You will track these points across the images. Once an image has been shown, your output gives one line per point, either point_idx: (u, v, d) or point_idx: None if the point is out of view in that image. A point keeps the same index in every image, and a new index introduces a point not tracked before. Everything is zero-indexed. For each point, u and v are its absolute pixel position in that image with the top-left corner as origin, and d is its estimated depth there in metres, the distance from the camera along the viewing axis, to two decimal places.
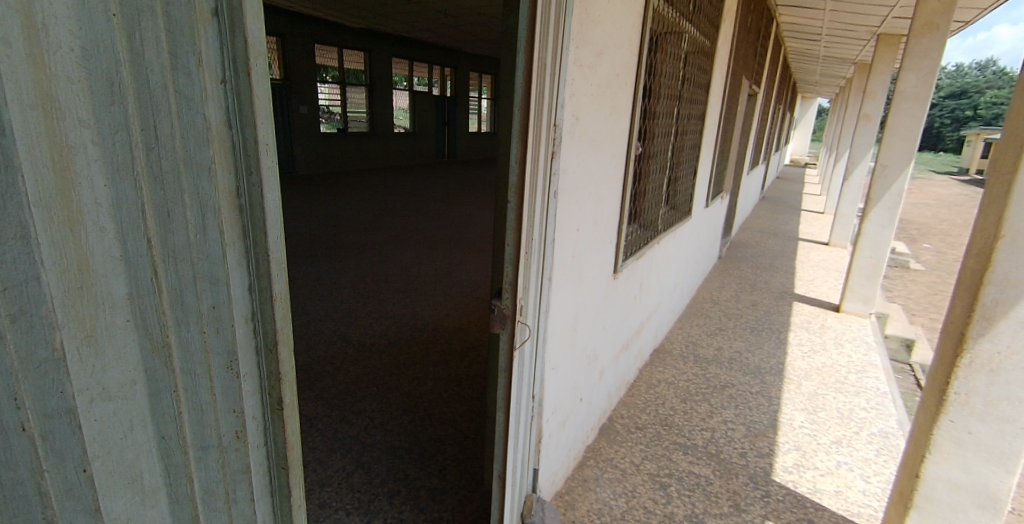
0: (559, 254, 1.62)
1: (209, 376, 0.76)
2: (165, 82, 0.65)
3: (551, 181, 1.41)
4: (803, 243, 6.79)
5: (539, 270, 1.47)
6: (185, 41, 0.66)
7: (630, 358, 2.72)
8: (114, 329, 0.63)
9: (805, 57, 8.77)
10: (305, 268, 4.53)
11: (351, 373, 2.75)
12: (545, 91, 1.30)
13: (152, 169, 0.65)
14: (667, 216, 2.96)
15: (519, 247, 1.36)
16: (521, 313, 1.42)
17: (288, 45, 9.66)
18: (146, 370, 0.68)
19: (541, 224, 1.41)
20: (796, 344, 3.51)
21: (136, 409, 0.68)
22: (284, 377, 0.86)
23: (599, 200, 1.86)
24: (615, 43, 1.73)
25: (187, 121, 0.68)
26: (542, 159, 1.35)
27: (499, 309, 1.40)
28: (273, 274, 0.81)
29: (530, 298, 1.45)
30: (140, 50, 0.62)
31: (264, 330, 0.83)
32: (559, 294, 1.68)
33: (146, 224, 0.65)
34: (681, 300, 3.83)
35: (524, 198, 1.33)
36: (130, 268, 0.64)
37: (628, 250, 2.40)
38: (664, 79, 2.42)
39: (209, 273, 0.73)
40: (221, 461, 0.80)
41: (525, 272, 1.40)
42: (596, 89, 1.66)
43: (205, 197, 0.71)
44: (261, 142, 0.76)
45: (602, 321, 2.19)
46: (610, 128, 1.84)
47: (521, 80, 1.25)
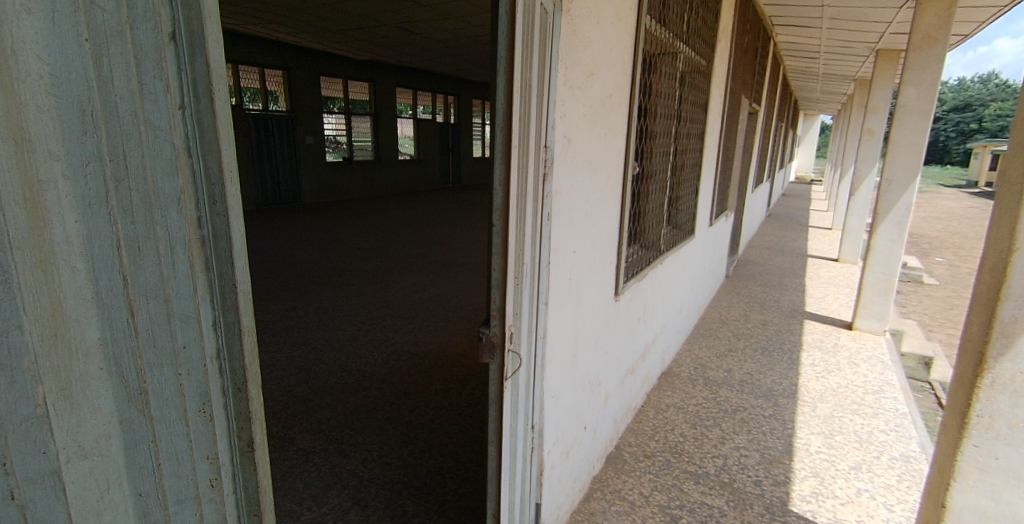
0: (556, 279, 1.58)
1: (185, 421, 0.71)
2: (134, 110, 0.61)
3: (541, 205, 1.38)
4: (811, 259, 6.70)
5: (535, 298, 1.42)
6: (152, 64, 0.63)
7: (636, 383, 2.65)
8: (88, 378, 0.60)
9: (804, 74, 8.82)
10: (308, 296, 4.53)
11: (352, 404, 2.70)
12: (532, 109, 1.27)
13: (124, 202, 0.61)
14: (669, 236, 2.92)
15: (510, 272, 1.31)
16: (511, 341, 1.36)
17: (294, 78, 9.91)
18: (123, 421, 0.64)
19: (534, 249, 1.38)
20: (809, 365, 3.41)
21: (112, 465, 0.64)
22: (254, 417, 0.79)
23: (597, 220, 1.82)
24: (606, 62, 1.71)
25: (155, 150, 0.64)
26: (529, 180, 1.31)
27: (487, 338, 1.34)
28: (241, 307, 0.75)
29: (523, 327, 1.40)
30: (109, 77, 0.59)
31: (232, 369, 0.76)
32: (556, 319, 1.63)
33: (121, 261, 0.62)
34: (688, 320, 3.76)
35: (513, 222, 1.29)
36: (103, 309, 0.61)
37: (630, 273, 2.35)
38: (660, 99, 2.40)
39: (181, 311, 0.69)
40: (199, 513, 0.75)
41: (514, 297, 1.34)
42: (588, 110, 1.63)
43: (173, 230, 0.67)
44: (226, 169, 0.70)
45: (604, 345, 2.13)
46: (604, 149, 1.81)
47: (502, 101, 1.21)
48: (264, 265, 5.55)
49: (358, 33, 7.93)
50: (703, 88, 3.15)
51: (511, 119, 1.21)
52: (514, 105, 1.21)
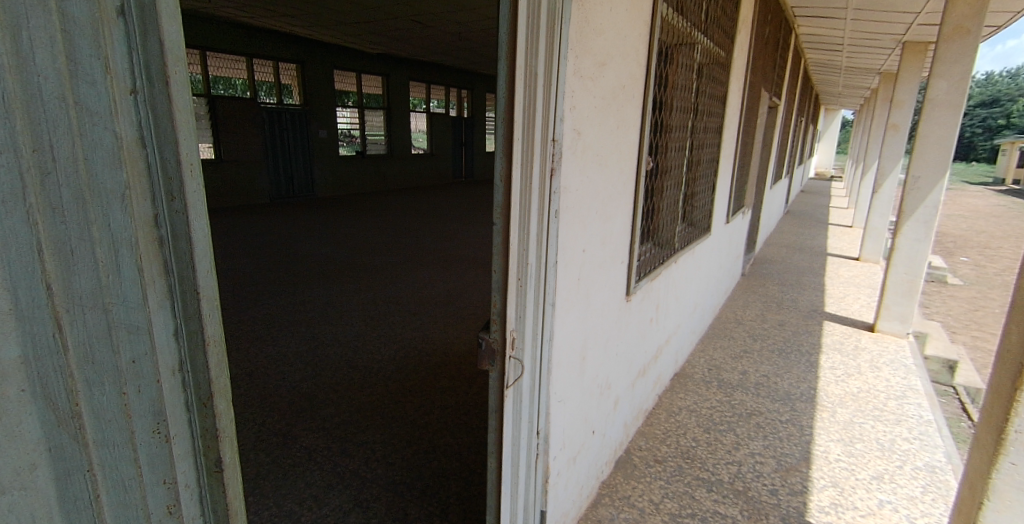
0: (564, 280, 1.51)
1: (132, 444, 0.66)
2: (66, 95, 0.56)
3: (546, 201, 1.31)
4: (831, 258, 6.52)
5: (540, 301, 1.36)
6: (87, 42, 0.57)
7: (648, 385, 2.57)
8: (4, 403, 0.54)
9: (826, 68, 8.58)
10: (317, 290, 4.52)
11: (358, 402, 2.66)
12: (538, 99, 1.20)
13: (51, 201, 0.56)
14: (685, 233, 2.83)
15: (512, 273, 1.25)
16: (513, 347, 1.30)
17: (308, 72, 9.93)
18: (52, 447, 0.59)
19: (539, 249, 1.32)
20: (828, 368, 3.30)
21: (38, 496, 0.59)
22: (221, 434, 0.75)
23: (608, 218, 1.75)
24: (619, 52, 1.63)
25: (94, 142, 0.59)
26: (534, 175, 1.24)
27: (487, 343, 1.30)
28: (203, 315, 0.70)
29: (527, 331, 1.33)
30: (31, 56, 0.54)
31: (196, 382, 0.72)
32: (563, 321, 1.56)
33: (44, 270, 0.56)
34: (703, 320, 3.66)
35: (515, 220, 1.22)
36: (24, 323, 0.55)
37: (643, 272, 2.26)
38: (676, 91, 2.31)
39: (128, 321, 0.63)
40: None
41: (516, 301, 1.28)
42: (599, 102, 1.55)
43: (119, 231, 0.61)
44: (183, 160, 0.66)
45: (615, 347, 2.06)
46: (617, 143, 1.73)
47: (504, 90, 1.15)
48: (276, 259, 5.56)
49: (372, 26, 7.88)
50: (721, 80, 3.03)
51: (513, 109, 1.14)
52: (517, 96, 1.14)
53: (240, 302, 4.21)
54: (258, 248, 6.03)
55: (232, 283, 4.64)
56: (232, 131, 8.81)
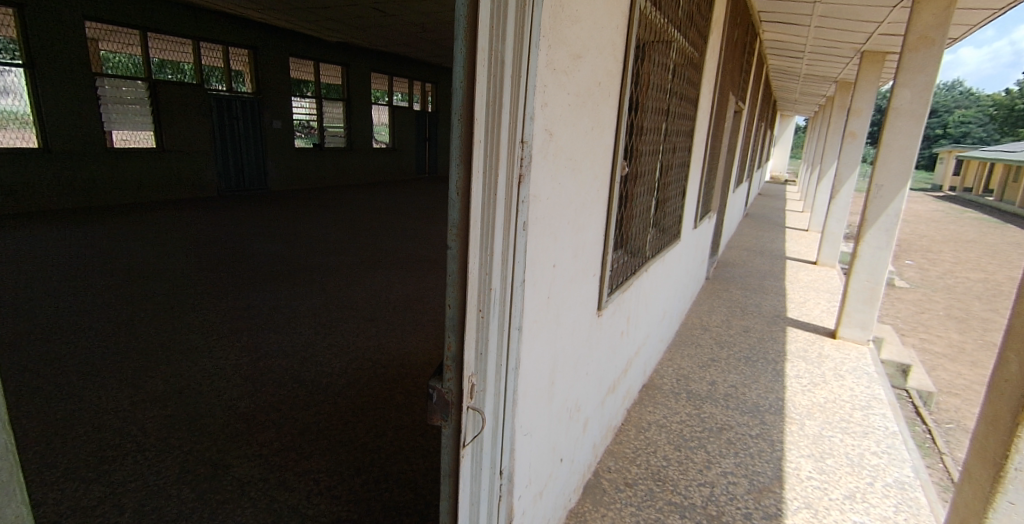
0: (531, 303, 1.33)
1: None
2: None
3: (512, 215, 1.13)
4: (790, 261, 6.61)
5: (504, 332, 1.18)
6: None
7: (617, 400, 2.43)
8: None
9: (786, 74, 8.74)
10: (264, 293, 4.22)
11: (303, 423, 2.43)
12: (503, 94, 1.01)
13: None
14: (655, 240, 2.70)
15: (470, 303, 1.06)
16: (471, 395, 1.12)
17: (260, 58, 9.46)
18: None
19: (503, 271, 1.13)
20: (795, 377, 3.25)
21: None
22: None
23: (580, 229, 1.58)
24: (596, 44, 1.46)
25: None
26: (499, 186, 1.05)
27: (440, 395, 1.11)
28: None
29: (489, 370, 1.15)
30: None
31: None
32: (531, 346, 1.38)
33: None
34: (670, 328, 3.57)
35: (476, 240, 1.03)
36: None
37: (614, 283, 2.11)
38: (652, 90, 2.16)
39: None
40: None
41: (475, 336, 1.09)
42: (573, 98, 1.38)
43: None
44: None
45: (585, 365, 1.90)
46: (591, 145, 1.56)
47: (462, 83, 0.95)
48: (220, 259, 5.19)
49: (329, 13, 7.51)
50: (694, 81, 2.92)
51: (473, 107, 0.95)
52: (479, 91, 0.95)
53: (177, 307, 3.87)
54: (200, 246, 5.64)
55: (169, 286, 4.28)
56: (176, 119, 8.35)
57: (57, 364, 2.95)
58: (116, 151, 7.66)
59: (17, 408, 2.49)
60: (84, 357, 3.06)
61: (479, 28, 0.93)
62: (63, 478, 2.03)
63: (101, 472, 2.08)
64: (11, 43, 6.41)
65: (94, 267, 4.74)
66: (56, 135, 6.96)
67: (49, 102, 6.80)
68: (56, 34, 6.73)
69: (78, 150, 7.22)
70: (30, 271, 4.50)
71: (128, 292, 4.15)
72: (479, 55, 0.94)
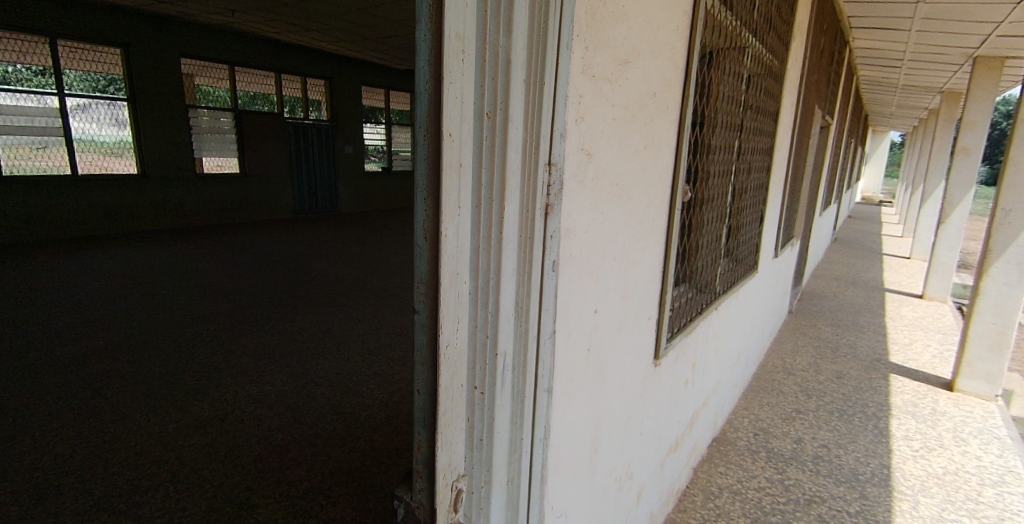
0: (559, 362, 1.07)
1: None
2: None
3: (523, 258, 0.88)
4: (889, 294, 5.85)
5: (510, 410, 0.92)
6: None
7: (680, 460, 2.09)
8: None
9: (881, 86, 7.95)
10: (319, 316, 4.23)
11: (336, 462, 2.28)
12: (504, 103, 0.78)
13: None
14: (727, 274, 2.35)
15: (450, 381, 0.79)
16: (458, 500, 0.85)
17: (335, 88, 9.99)
18: None
19: (509, 332, 0.88)
20: (903, 439, 2.73)
21: None
22: None
23: (629, 266, 1.31)
24: (647, 46, 1.20)
25: None
26: (495, 223, 0.81)
27: (410, 504, 0.84)
28: None
29: (488, 461, 0.89)
30: None
31: None
32: (559, 416, 1.12)
33: None
34: (746, 371, 3.14)
35: (452, 300, 0.77)
36: None
37: (676, 326, 1.80)
38: (723, 102, 1.86)
39: None
40: None
41: (461, 422, 0.83)
42: (617, 110, 1.12)
43: None
44: None
45: (638, 425, 1.59)
46: (642, 167, 1.30)
47: (429, 84, 0.70)
48: (284, 280, 5.34)
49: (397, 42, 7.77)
50: (774, 93, 2.58)
51: (443, 117, 0.70)
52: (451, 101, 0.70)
53: (236, 327, 3.95)
54: (268, 267, 5.86)
55: (232, 308, 4.40)
56: (258, 146, 8.88)
57: (117, 380, 3.05)
58: (204, 177, 8.30)
59: (69, 427, 2.53)
60: (142, 376, 3.12)
61: (450, 7, 0.68)
62: (95, 507, 1.97)
63: (131, 503, 2.00)
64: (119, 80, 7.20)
65: (171, 285, 5.02)
66: (152, 162, 7.61)
67: (149, 132, 7.47)
68: (156, 71, 7.45)
69: (170, 176, 7.88)
70: (115, 289, 4.82)
71: (194, 311, 4.30)
72: (447, 44, 0.69)
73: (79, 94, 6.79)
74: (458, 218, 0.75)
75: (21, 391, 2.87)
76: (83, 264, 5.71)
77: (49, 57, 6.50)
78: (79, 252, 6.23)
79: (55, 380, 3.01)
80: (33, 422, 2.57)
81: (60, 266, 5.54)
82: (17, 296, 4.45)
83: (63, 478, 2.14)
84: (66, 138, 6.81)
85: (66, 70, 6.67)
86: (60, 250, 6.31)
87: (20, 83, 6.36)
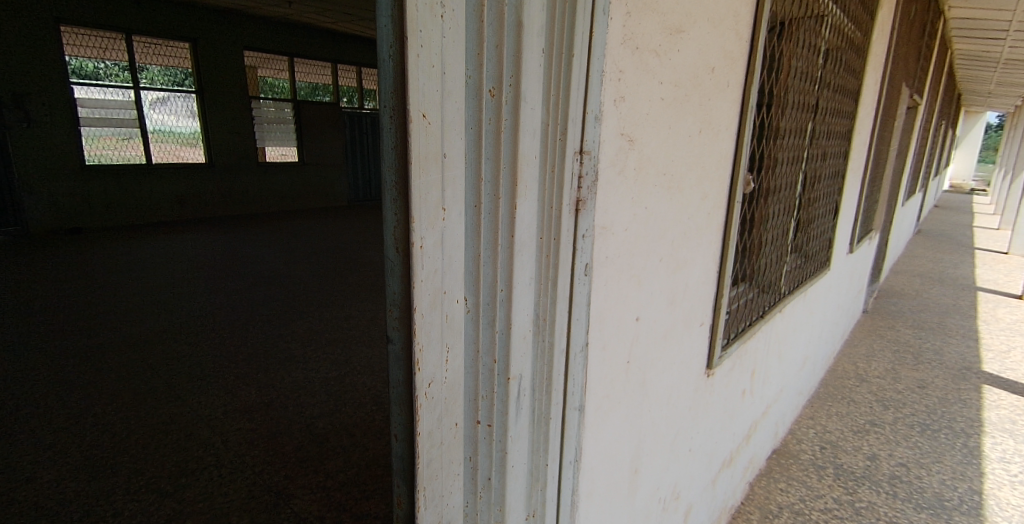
0: (590, 382, 0.93)
1: None
2: None
3: (541, 267, 0.76)
4: (982, 293, 5.27)
5: (525, 441, 0.80)
6: None
7: (733, 476, 1.91)
8: None
9: (977, 62, 7.14)
10: (366, 304, 4.29)
11: (373, 454, 2.25)
12: (513, 82, 0.65)
13: None
14: (794, 271, 2.12)
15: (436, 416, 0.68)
16: None
17: None
18: None
19: (525, 352, 0.76)
20: (998, 462, 2.40)
21: None
22: None
23: (677, 267, 1.16)
24: (705, 11, 1.03)
25: None
26: (503, 228, 0.69)
27: None
28: None
29: (494, 501, 0.78)
30: None
31: None
32: (591, 441, 0.99)
33: None
34: (812, 377, 2.88)
35: (434, 327, 0.65)
36: None
37: (733, 333, 1.62)
38: (796, 77, 1.63)
39: None
40: None
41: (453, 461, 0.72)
42: (664, 87, 0.96)
43: None
44: None
45: (686, 442, 1.44)
46: (696, 154, 1.13)
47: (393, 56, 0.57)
48: (335, 267, 5.47)
49: None
50: (856, 67, 2.30)
51: (411, 97, 0.57)
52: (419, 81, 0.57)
53: (288, 313, 4.07)
54: (321, 253, 6.03)
55: (285, 294, 4.54)
56: (316, 134, 9.30)
57: (175, 362, 3.19)
58: (266, 166, 8.71)
59: (127, 408, 2.65)
60: (198, 359, 3.25)
61: None
62: (143, 489, 2.02)
63: (176, 485, 2.05)
64: (187, 74, 7.58)
65: (231, 271, 5.25)
66: (219, 151, 8.05)
67: (214, 124, 7.91)
68: (222, 64, 7.84)
69: (236, 164, 8.32)
70: (180, 273, 5.10)
71: (249, 296, 4.47)
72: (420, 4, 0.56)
73: (152, 88, 7.26)
74: (442, 225, 0.64)
75: (89, 370, 3.06)
76: (155, 249, 6.07)
77: (127, 53, 6.96)
78: (152, 237, 6.64)
79: (120, 360, 3.20)
80: (94, 403, 2.70)
81: (135, 251, 5.93)
82: (95, 279, 4.79)
83: (116, 458, 2.21)
84: (143, 130, 7.32)
85: (141, 65, 7.12)
86: (136, 235, 6.76)
87: (102, 77, 6.88)
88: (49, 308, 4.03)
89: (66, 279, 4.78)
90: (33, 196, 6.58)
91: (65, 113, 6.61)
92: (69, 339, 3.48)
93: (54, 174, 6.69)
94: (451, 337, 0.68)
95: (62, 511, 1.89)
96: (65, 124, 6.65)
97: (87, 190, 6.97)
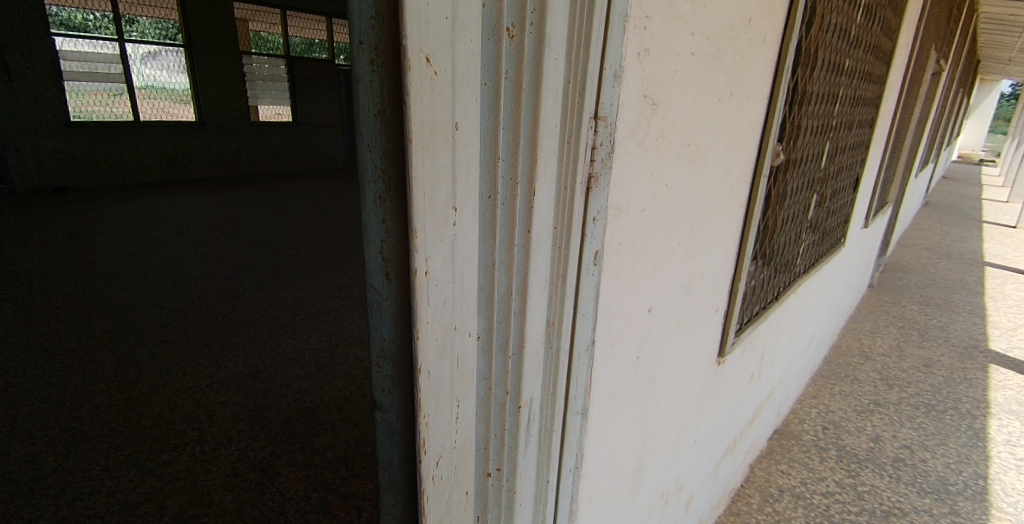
0: (594, 386, 0.83)
1: None
2: None
3: (552, 265, 0.66)
4: (990, 269, 5.16)
5: (531, 466, 0.73)
6: None
7: (736, 461, 1.84)
8: None
9: (1003, 26, 6.81)
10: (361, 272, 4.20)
11: (363, 431, 2.18)
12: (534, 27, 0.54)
13: None
14: (811, 249, 1.99)
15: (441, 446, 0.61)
16: None
17: None
18: None
19: (532, 363, 0.67)
20: (1005, 445, 2.34)
21: None
22: None
23: (696, 250, 1.03)
24: None
25: None
26: (518, 223, 0.60)
27: None
28: None
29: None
30: None
31: None
32: (594, 447, 0.89)
33: None
34: (818, 355, 2.80)
35: (445, 380, 0.59)
36: None
37: (747, 317, 1.51)
38: (831, 33, 1.46)
39: None
40: None
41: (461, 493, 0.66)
42: (696, 41, 0.81)
43: None
44: None
45: (692, 434, 1.35)
46: (724, 120, 0.98)
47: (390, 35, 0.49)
48: (329, 232, 5.34)
49: None
50: (891, 27, 2.11)
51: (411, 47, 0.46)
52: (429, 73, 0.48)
53: (278, 281, 3.95)
54: (314, 218, 5.88)
55: (278, 259, 4.44)
56: (309, 94, 9.00)
57: (161, 330, 3.10)
58: (258, 125, 8.44)
59: (112, 376, 2.59)
60: (186, 326, 3.16)
61: None
62: (122, 465, 1.96)
63: (159, 462, 1.98)
64: (174, 26, 7.24)
65: (220, 235, 5.12)
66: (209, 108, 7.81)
67: (205, 82, 7.65)
68: (211, 15, 7.47)
69: (227, 123, 8.07)
70: (169, 236, 4.97)
71: (241, 261, 4.37)
72: None
73: (137, 41, 6.98)
74: (454, 233, 0.55)
75: (72, 337, 2.98)
76: (143, 210, 5.91)
77: (109, 3, 6.66)
78: (141, 198, 6.48)
79: (104, 327, 3.11)
80: (76, 372, 2.62)
81: (123, 213, 5.78)
82: (81, 242, 4.67)
83: (97, 431, 2.16)
84: (128, 85, 7.10)
85: (124, 16, 6.80)
86: (125, 195, 6.59)
87: (85, 29, 6.57)
88: (33, 271, 3.92)
89: (51, 242, 4.65)
90: (17, 152, 6.42)
91: (47, 67, 6.39)
92: (52, 304, 3.38)
93: (36, 131, 6.49)
94: (464, 375, 0.61)
95: (40, 487, 1.84)
96: (48, 79, 6.44)
97: (71, 150, 6.77)
